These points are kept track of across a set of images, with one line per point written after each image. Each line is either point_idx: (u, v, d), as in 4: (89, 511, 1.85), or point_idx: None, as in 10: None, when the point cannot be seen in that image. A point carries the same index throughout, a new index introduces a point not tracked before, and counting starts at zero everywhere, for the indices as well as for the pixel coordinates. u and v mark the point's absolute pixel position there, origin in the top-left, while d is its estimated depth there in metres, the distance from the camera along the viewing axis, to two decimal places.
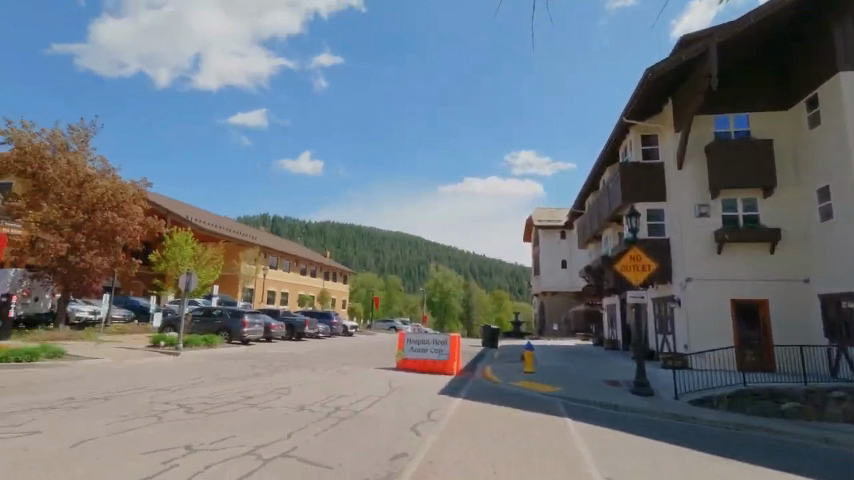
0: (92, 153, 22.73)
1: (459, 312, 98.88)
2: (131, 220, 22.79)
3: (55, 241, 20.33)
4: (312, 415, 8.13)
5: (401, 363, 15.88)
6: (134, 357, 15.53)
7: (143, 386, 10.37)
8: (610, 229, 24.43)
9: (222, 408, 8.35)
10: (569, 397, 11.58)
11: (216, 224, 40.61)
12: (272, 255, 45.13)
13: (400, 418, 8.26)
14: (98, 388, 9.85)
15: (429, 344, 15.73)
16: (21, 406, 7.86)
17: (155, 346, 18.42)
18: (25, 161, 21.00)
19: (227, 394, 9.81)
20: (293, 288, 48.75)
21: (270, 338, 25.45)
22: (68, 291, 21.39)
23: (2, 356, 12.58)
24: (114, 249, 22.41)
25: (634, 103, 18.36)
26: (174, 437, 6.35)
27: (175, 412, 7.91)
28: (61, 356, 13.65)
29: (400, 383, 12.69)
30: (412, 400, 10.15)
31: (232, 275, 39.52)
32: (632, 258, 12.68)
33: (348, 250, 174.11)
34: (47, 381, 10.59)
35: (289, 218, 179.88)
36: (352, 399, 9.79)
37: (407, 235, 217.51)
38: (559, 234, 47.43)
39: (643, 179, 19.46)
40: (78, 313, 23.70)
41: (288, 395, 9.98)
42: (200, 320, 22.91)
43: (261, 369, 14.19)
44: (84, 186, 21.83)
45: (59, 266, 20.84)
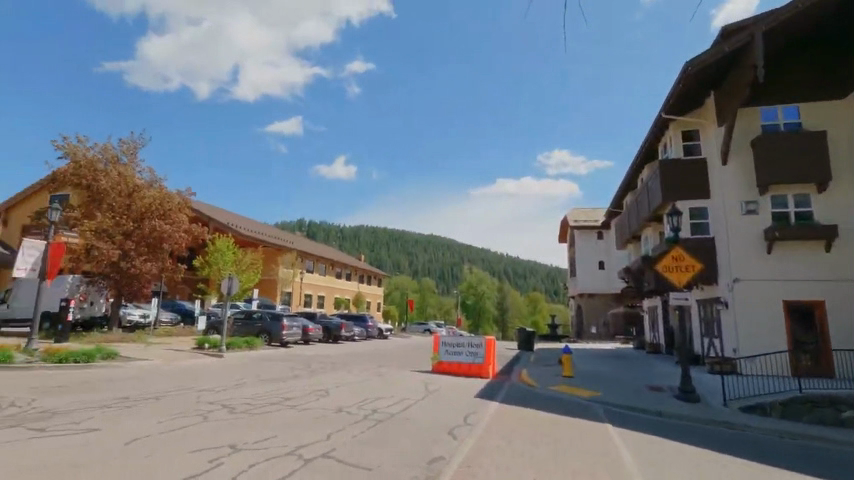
0: (140, 165, 23.98)
1: (494, 315, 97.97)
2: (177, 227, 23.86)
3: (108, 248, 21.52)
4: (350, 416, 8.24)
5: (436, 366, 15.87)
6: (181, 358, 16.23)
7: (190, 386, 10.82)
8: (650, 229, 23.64)
9: (264, 409, 8.59)
10: (610, 402, 11.25)
11: (255, 230, 41.96)
12: (308, 259, 46.15)
13: (437, 421, 8.26)
14: (149, 388, 10.35)
15: (465, 347, 15.66)
16: (80, 404, 8.35)
17: (200, 348, 19.18)
18: (81, 174, 22.41)
19: (268, 395, 10.10)
20: (329, 292, 49.66)
21: (307, 340, 26.01)
22: (121, 295, 22.55)
23: (63, 357, 13.42)
24: (162, 255, 23.52)
25: (673, 98, 17.72)
26: (219, 436, 6.59)
27: (220, 412, 8.20)
28: (115, 358, 14.42)
29: (436, 385, 12.71)
30: (449, 403, 10.13)
31: (271, 279, 40.68)
32: (674, 258, 12.22)
33: (382, 254, 175.90)
34: (103, 380, 11.22)
35: (325, 223, 183.77)
36: (389, 402, 9.87)
37: (440, 238, 217.79)
38: (596, 234, 46.30)
39: (684, 176, 18.73)
40: (130, 317, 24.91)
41: (326, 396, 10.17)
42: (242, 323, 23.67)
43: (300, 371, 14.53)
44: (133, 196, 23.03)
45: (112, 272, 22.03)
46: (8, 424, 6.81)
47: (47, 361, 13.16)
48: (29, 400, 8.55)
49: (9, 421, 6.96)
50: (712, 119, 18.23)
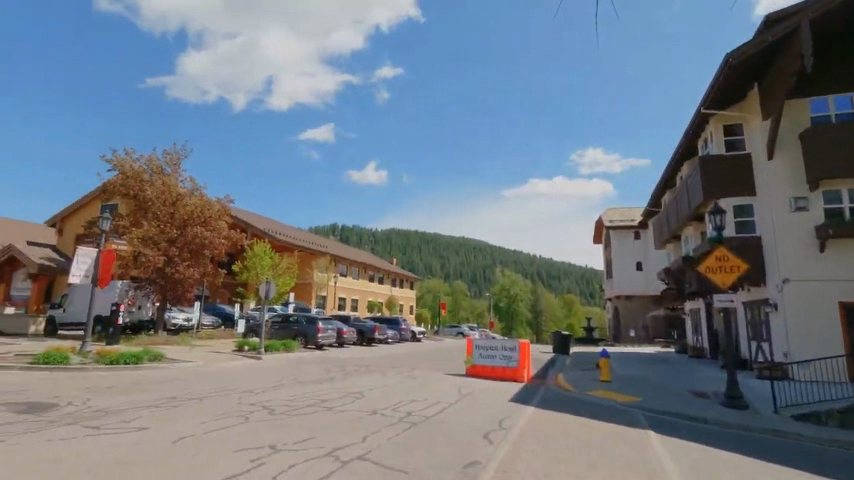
0: (182, 175, 25.05)
1: (527, 318, 96.59)
2: (217, 234, 24.75)
3: (154, 254, 22.56)
4: (385, 419, 8.32)
5: (470, 369, 15.79)
6: (222, 360, 16.81)
7: (231, 387, 11.20)
8: (691, 228, 22.76)
9: (301, 411, 8.79)
10: (651, 408, 10.88)
11: (291, 235, 43.02)
12: (342, 263, 46.89)
13: (471, 425, 8.22)
14: (193, 389, 10.79)
15: (498, 351, 15.51)
16: (131, 404, 8.78)
17: (239, 351, 19.80)
18: (128, 185, 23.62)
19: (305, 397, 10.33)
20: (362, 295, 50.30)
21: (342, 343, 26.40)
22: (166, 300, 23.56)
23: (114, 358, 14.15)
24: (203, 261, 24.44)
25: (713, 92, 17.02)
26: (260, 436, 6.79)
27: (260, 413, 8.45)
28: (161, 359, 15.10)
29: (470, 389, 12.67)
30: (483, 407, 10.07)
31: (306, 283, 41.55)
32: (717, 258, 11.70)
33: (413, 257, 176.67)
34: (151, 381, 11.78)
35: (357, 228, 186.46)
36: (423, 404, 9.91)
37: (471, 240, 216.89)
38: (633, 234, 44.94)
39: (727, 172, 17.94)
40: (174, 320, 26.20)
41: (361, 399, 10.31)
42: (279, 326, 24.28)
43: (335, 373, 14.80)
44: (176, 204, 24.07)
45: (157, 277, 23.05)
46: (66, 422, 7.24)
47: (100, 363, 13.92)
48: (85, 400, 9.07)
49: (68, 419, 7.39)
50: (756, 112, 17.40)
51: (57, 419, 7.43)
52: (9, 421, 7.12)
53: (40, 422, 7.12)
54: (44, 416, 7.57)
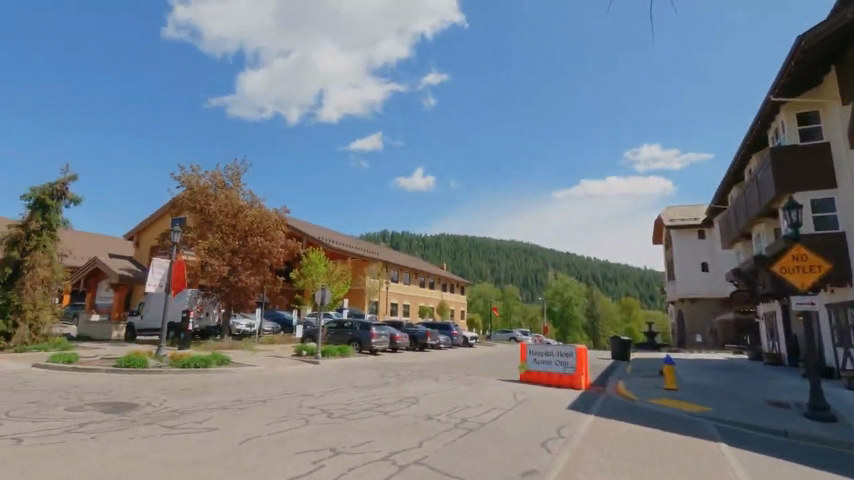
0: (243, 188, 26.50)
1: (583, 322, 93.44)
2: (275, 243, 25.93)
3: (219, 264, 23.97)
4: (441, 425, 8.33)
5: (525, 375, 15.50)
6: (283, 365, 17.56)
7: (292, 391, 11.66)
8: (763, 225, 21.17)
9: (358, 415, 8.98)
10: (722, 418, 10.21)
11: (343, 243, 44.25)
12: (393, 269, 47.64)
13: (528, 433, 8.06)
14: (258, 392, 11.34)
15: (554, 357, 15.09)
16: (202, 405, 9.39)
17: (298, 355, 20.59)
18: (196, 199, 25.27)
19: (361, 401, 10.56)
20: (414, 300, 50.84)
21: (395, 348, 26.78)
22: (230, 307, 24.90)
23: (186, 362, 15.15)
24: (263, 269, 25.66)
25: (783, 78, 15.82)
26: (319, 439, 7.01)
27: (319, 416, 8.73)
28: (228, 363, 16.00)
29: (525, 395, 12.44)
30: (540, 414, 9.84)
31: (359, 289, 42.56)
32: (794, 257, 10.81)
33: (463, 262, 176.14)
34: (219, 384, 12.52)
35: (407, 234, 188.70)
36: (478, 411, 9.82)
37: (522, 244, 213.33)
38: (696, 234, 42.46)
39: (803, 163, 16.55)
40: (238, 326, 27.64)
41: (416, 404, 10.38)
42: (334, 331, 24.95)
43: (390, 378, 15.03)
44: (238, 216, 25.46)
45: (223, 286, 24.44)
46: (146, 421, 7.82)
47: (173, 366, 14.96)
48: (162, 401, 9.76)
49: (148, 419, 8.00)
50: (835, 97, 16.00)
51: (138, 418, 8.06)
52: (98, 420, 7.81)
53: (123, 421, 7.74)
54: (127, 416, 8.21)
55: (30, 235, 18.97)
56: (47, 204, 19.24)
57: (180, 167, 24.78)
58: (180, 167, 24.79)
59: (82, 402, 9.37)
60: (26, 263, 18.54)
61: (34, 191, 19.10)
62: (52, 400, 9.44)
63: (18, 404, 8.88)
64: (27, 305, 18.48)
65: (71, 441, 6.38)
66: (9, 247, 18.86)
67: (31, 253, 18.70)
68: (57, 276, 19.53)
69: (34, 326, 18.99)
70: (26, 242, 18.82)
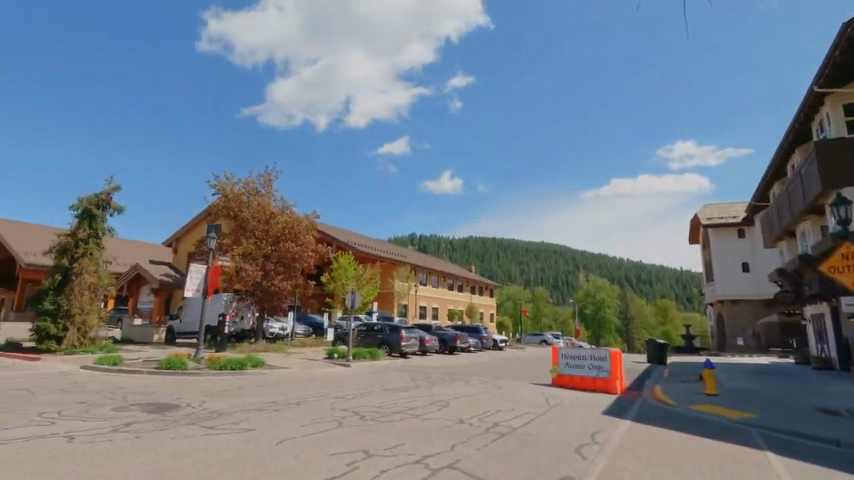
0: (274, 194, 27.17)
1: (617, 325, 90.80)
2: (306, 248, 26.46)
3: (253, 269, 24.64)
4: (472, 428, 8.29)
5: (557, 379, 15.25)
6: (315, 367, 17.85)
7: (324, 393, 11.85)
8: (809, 222, 20.15)
9: (390, 417, 9.04)
10: (767, 426, 9.76)
11: (372, 246, 44.71)
12: (421, 272, 47.70)
13: (562, 438, 7.92)
14: (292, 394, 11.57)
15: (587, 360, 14.79)
16: (239, 407, 9.65)
17: (330, 358, 20.87)
18: (230, 207, 26.06)
19: (392, 403, 10.62)
20: (442, 303, 50.75)
21: (425, 351, 26.78)
22: (264, 311, 25.50)
23: (223, 364, 15.64)
24: (295, 273, 26.20)
25: (828, 67, 15.04)
26: (352, 441, 7.10)
27: (351, 418, 8.83)
28: (262, 366, 16.40)
29: (558, 399, 12.24)
30: (574, 419, 9.66)
31: (388, 292, 42.84)
32: (843, 256, 10.23)
33: (491, 264, 174.55)
34: (255, 386, 12.85)
35: (435, 237, 189.00)
36: (510, 415, 9.72)
37: (551, 245, 210.14)
38: (736, 232, 40.82)
39: (851, 156, 15.66)
40: (272, 329, 28.25)
41: (447, 407, 10.37)
42: (365, 335, 25.18)
43: (420, 381, 15.07)
44: (270, 221, 26.10)
45: (257, 290, 25.06)
46: (186, 422, 8.10)
47: (211, 368, 15.46)
48: (201, 402, 10.10)
49: (188, 419, 8.29)
50: None
51: (179, 418, 8.37)
52: (143, 419, 8.14)
53: (165, 421, 8.04)
54: (168, 416, 8.53)
55: (79, 243, 19.98)
56: (93, 214, 20.20)
57: (215, 175, 25.62)
58: (215, 175, 25.63)
59: (127, 402, 9.80)
60: (75, 270, 19.59)
61: (81, 201, 20.11)
62: (99, 400, 9.90)
63: (69, 404, 9.37)
64: (75, 309, 19.50)
65: (118, 439, 6.69)
66: (59, 255, 19.90)
67: (79, 260, 19.74)
68: (103, 281, 20.52)
69: (82, 330, 19.96)
70: (74, 250, 19.84)
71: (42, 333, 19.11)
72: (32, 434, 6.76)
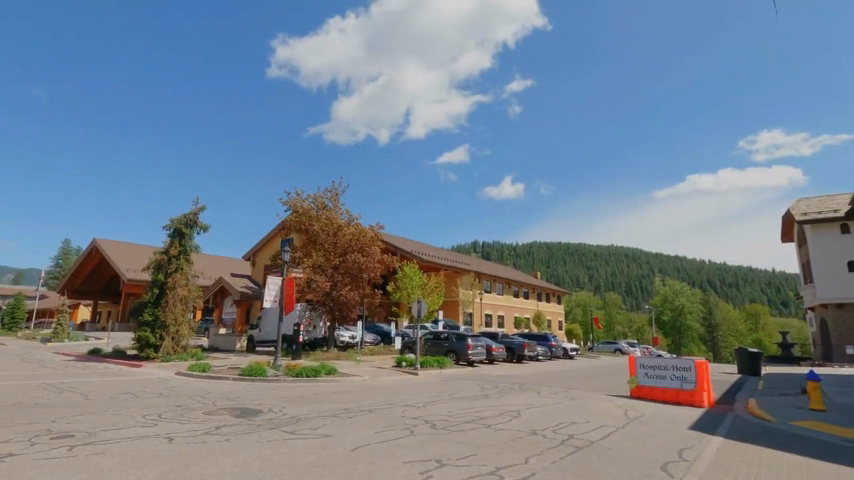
0: (341, 208, 28.25)
1: (701, 332, 83.71)
2: (372, 258, 27.26)
3: (323, 280, 25.75)
4: (546, 441, 8.03)
5: (635, 391, 14.37)
6: (384, 376, 18.24)
7: (394, 401, 12.04)
8: None
9: (461, 426, 9.00)
10: None
11: (436, 255, 45.04)
12: (486, 279, 47.16)
13: (644, 453, 7.46)
14: (365, 401, 11.89)
15: (669, 371, 13.87)
16: (316, 413, 10.08)
17: (399, 367, 21.22)
18: (301, 221, 27.40)
19: (462, 413, 10.55)
20: (508, 311, 49.85)
21: (492, 360, 26.43)
22: (334, 320, 26.44)
23: (299, 372, 16.46)
24: (362, 283, 27.02)
25: None
26: (425, 449, 7.15)
27: (422, 426, 8.89)
28: (335, 373, 17.04)
29: (637, 412, 11.54)
30: (658, 434, 9.06)
31: (453, 300, 42.81)
32: None
33: (557, 270, 168.73)
34: (329, 393, 13.38)
35: (497, 244, 186.63)
36: (586, 427, 9.31)
37: (622, 249, 199.89)
38: (839, 228, 36.54)
39: None
40: (342, 337, 29.24)
41: (518, 418, 10.12)
42: (431, 343, 25.26)
43: (489, 390, 14.87)
44: (338, 234, 27.14)
45: (326, 300, 26.10)
46: (269, 426, 8.57)
47: (289, 375, 16.32)
48: (281, 408, 10.64)
49: (270, 424, 8.78)
50: None
51: (262, 423, 8.88)
52: (229, 423, 8.73)
53: (250, 425, 8.58)
54: (253, 420, 9.10)
55: (171, 260, 21.97)
56: (183, 233, 22.21)
57: (287, 192, 27.12)
58: (287, 192, 27.13)
59: (217, 406, 10.59)
60: (168, 284, 21.54)
61: (172, 221, 22.17)
62: (193, 404, 10.78)
63: (167, 407, 10.29)
64: (169, 320, 21.40)
65: (209, 441, 7.24)
66: (155, 271, 21.98)
67: (172, 275, 21.67)
68: (193, 294, 22.36)
69: (176, 338, 21.79)
70: (168, 266, 21.84)
71: (143, 342, 21.19)
72: (138, 434, 7.50)
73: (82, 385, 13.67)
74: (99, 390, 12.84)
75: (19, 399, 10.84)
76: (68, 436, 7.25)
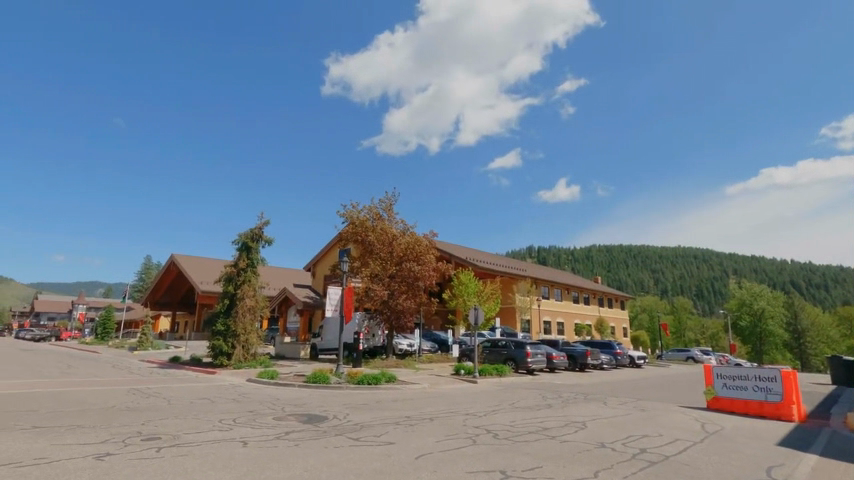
0: (396, 217, 28.73)
1: (785, 339, 76.72)
2: (427, 266, 27.53)
3: (380, 289, 26.22)
4: (616, 454, 7.66)
5: (713, 402, 13.36)
6: (443, 384, 18.24)
7: (455, 410, 11.97)
8: None
9: (524, 437, 8.81)
10: None
11: (491, 261, 44.62)
12: (543, 285, 46.04)
13: (726, 470, 6.94)
14: (425, 410, 11.94)
15: (750, 381, 12.86)
16: (379, 420, 10.24)
17: (457, 375, 21.12)
18: (357, 231, 28.07)
19: (525, 423, 10.31)
20: (568, 318, 48.29)
21: (553, 368, 25.65)
22: (392, 328, 26.84)
23: (361, 379, 16.83)
24: (418, 291, 27.30)
25: None
26: (489, 460, 7.07)
27: (484, 436, 8.79)
28: (395, 381, 17.25)
29: (716, 426, 10.74)
30: (740, 450, 8.38)
31: (510, 307, 42.07)
32: None
33: (620, 274, 161.58)
34: (390, 401, 13.58)
35: (554, 249, 181.72)
36: (659, 441, 8.81)
37: (690, 250, 188.06)
38: None
39: None
40: (400, 345, 29.58)
41: (585, 430, 9.73)
42: (489, 351, 24.95)
43: (552, 399, 14.45)
44: (393, 243, 27.63)
45: (384, 309, 26.55)
46: (335, 432, 8.83)
47: (351, 382, 16.71)
48: (345, 414, 10.95)
49: (335, 430, 9.03)
50: None
51: (328, 429, 9.15)
52: (297, 429, 9.07)
53: (317, 431, 8.89)
54: (320, 426, 9.41)
55: (240, 272, 23.33)
56: (250, 246, 23.54)
57: (344, 204, 27.99)
58: (344, 204, 27.99)
59: (286, 412, 11.07)
60: (238, 295, 22.88)
61: (241, 236, 23.58)
62: (264, 410, 11.35)
63: (240, 412, 10.86)
64: (240, 330, 22.66)
65: (281, 446, 7.59)
66: (226, 283, 23.38)
67: (241, 286, 23.01)
68: (260, 304, 23.60)
69: (246, 347, 22.98)
70: (238, 278, 23.21)
71: (217, 351, 22.54)
72: (216, 438, 7.99)
73: (166, 391, 14.80)
74: (180, 395, 13.82)
75: (114, 402, 11.89)
76: (156, 438, 7.85)
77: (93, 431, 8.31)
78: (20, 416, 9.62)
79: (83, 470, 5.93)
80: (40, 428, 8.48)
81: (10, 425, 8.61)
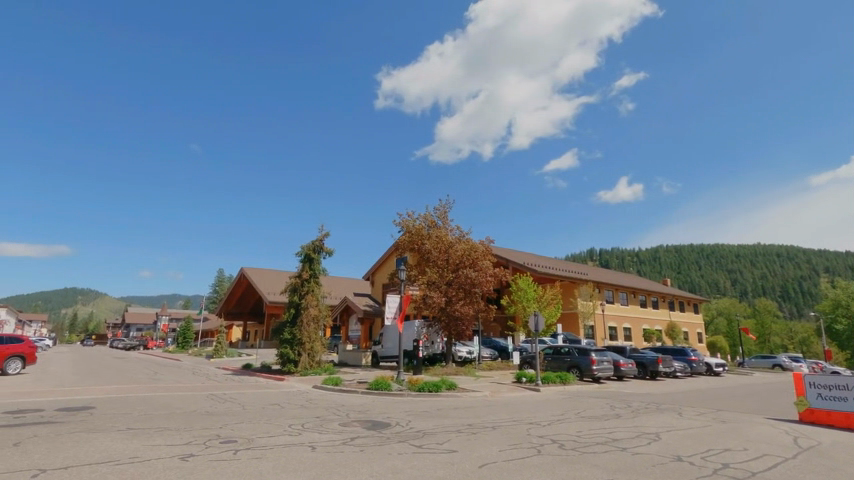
0: (450, 224, 28.88)
1: None
2: (484, 272, 27.39)
3: (438, 296, 26.23)
4: (695, 469, 7.15)
5: (807, 415, 12.11)
6: (504, 391, 17.95)
7: (517, 418, 11.72)
8: None
9: (592, 448, 8.45)
10: None
11: (549, 266, 43.60)
12: (606, 289, 44.09)
13: None
14: (488, 418, 11.79)
15: (850, 392, 11.58)
16: (440, 428, 10.23)
17: (519, 382, 20.66)
18: (413, 240, 28.40)
19: (593, 433, 9.88)
20: (635, 323, 45.84)
21: (621, 376, 24.43)
22: (451, 335, 26.84)
23: (421, 386, 16.91)
24: (475, 298, 27.15)
25: None
26: (556, 471, 6.86)
27: (550, 446, 8.51)
28: (455, 388, 17.18)
29: (811, 440, 9.73)
30: (842, 467, 7.54)
31: (571, 313, 40.67)
32: None
33: (692, 275, 151.16)
34: (452, 408, 13.54)
35: (617, 251, 173.56)
36: (743, 456, 8.11)
37: (771, 248, 172.55)
38: None
39: None
40: (460, 352, 29.39)
41: (659, 442, 9.15)
42: (552, 358, 24.24)
43: (621, 409, 13.71)
44: (449, 250, 27.70)
45: (442, 316, 26.58)
46: (398, 439, 8.93)
47: (412, 389, 16.83)
48: (408, 422, 11.06)
49: (398, 437, 9.16)
50: None
51: (391, 436, 9.27)
52: (360, 435, 9.28)
53: (381, 438, 9.02)
54: (383, 433, 9.58)
55: (304, 283, 24.36)
56: (312, 258, 24.58)
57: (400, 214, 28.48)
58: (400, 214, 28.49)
59: (351, 418, 11.38)
60: (302, 304, 23.90)
61: (303, 247, 24.67)
62: (330, 416, 11.69)
63: (307, 418, 11.30)
64: (305, 338, 23.56)
65: (346, 451, 7.82)
66: (291, 293, 24.52)
67: (305, 296, 24.04)
68: (323, 313, 24.49)
69: (311, 354, 23.81)
70: (302, 288, 24.24)
71: (284, 358, 23.55)
72: (287, 442, 8.36)
73: (240, 396, 15.74)
74: (253, 400, 14.63)
75: (196, 407, 12.83)
76: (232, 441, 8.35)
77: (178, 434, 8.98)
78: (118, 418, 10.63)
79: (170, 470, 6.39)
80: (135, 429, 9.35)
81: (110, 426, 9.57)
